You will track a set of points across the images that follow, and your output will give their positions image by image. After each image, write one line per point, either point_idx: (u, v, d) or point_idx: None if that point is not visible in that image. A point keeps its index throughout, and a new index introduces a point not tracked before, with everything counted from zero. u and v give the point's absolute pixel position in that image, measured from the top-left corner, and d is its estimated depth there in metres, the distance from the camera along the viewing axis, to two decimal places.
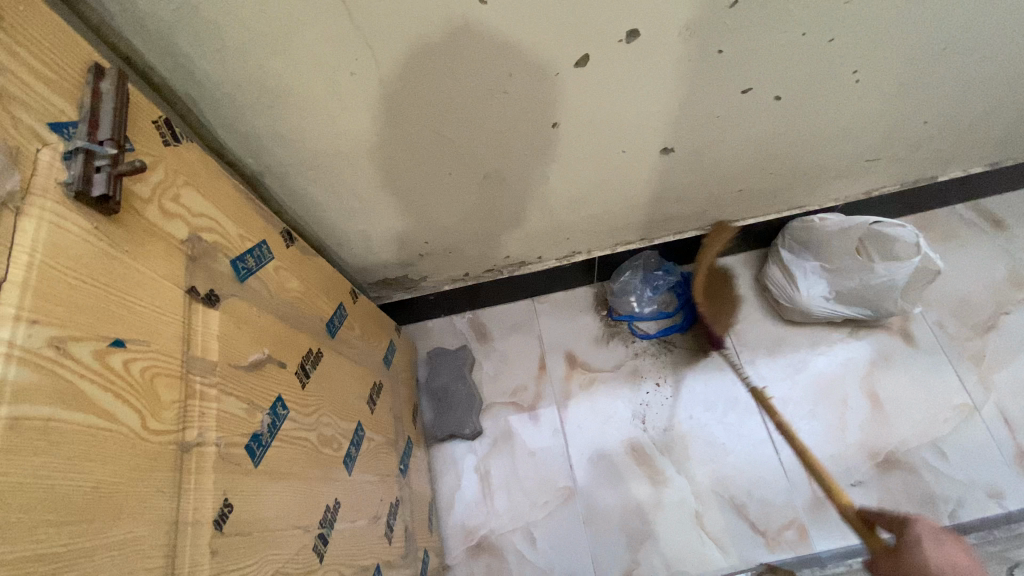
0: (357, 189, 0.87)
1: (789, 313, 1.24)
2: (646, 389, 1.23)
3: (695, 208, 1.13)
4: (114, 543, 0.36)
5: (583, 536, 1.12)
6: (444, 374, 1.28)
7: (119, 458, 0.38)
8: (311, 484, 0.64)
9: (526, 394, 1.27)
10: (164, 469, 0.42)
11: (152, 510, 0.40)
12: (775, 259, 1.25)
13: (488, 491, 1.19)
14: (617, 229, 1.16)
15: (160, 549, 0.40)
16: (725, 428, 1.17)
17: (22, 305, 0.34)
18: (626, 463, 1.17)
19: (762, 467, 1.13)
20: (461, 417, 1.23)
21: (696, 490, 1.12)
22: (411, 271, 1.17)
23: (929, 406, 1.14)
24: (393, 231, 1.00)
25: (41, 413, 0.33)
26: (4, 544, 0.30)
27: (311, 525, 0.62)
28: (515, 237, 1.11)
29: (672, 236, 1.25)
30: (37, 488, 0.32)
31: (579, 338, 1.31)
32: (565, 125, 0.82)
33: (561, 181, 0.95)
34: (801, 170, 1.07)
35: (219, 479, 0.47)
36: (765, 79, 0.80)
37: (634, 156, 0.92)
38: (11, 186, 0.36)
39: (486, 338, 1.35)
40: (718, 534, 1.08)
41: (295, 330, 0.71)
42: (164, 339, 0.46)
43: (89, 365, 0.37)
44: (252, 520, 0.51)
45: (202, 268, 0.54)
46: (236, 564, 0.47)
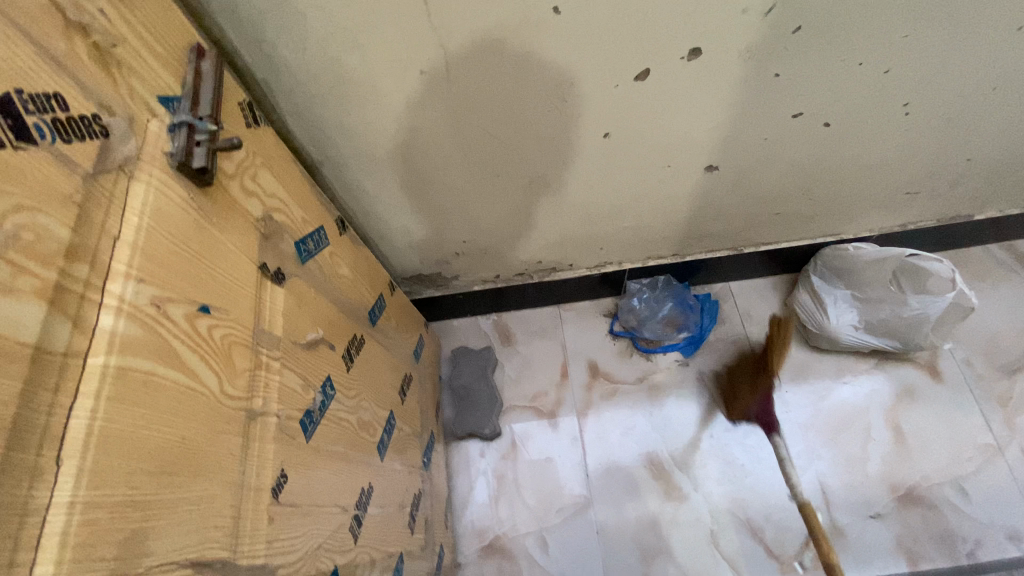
0: (407, 185, 0.90)
1: (815, 339, 1.24)
2: (667, 405, 1.24)
3: (731, 228, 1.14)
4: (191, 498, 0.37)
5: (596, 545, 1.12)
6: (467, 373, 1.29)
7: (199, 417, 0.40)
8: (350, 465, 0.65)
9: (546, 400, 1.28)
10: (235, 433, 0.44)
11: (224, 471, 0.42)
12: (805, 285, 1.25)
13: (504, 492, 1.19)
14: (651, 243, 1.17)
15: (229, 511, 0.41)
16: (746, 450, 1.17)
17: (131, 264, 0.35)
18: (643, 476, 1.17)
19: (779, 492, 1.13)
20: (482, 417, 1.24)
21: (712, 508, 1.12)
22: (445, 269, 1.19)
23: (952, 444, 1.14)
24: (433, 227, 1.02)
25: (143, 366, 0.35)
26: (105, 487, 0.31)
27: (348, 505, 0.63)
28: (550, 243, 1.12)
29: (704, 254, 1.26)
30: (136, 436, 0.33)
31: (603, 348, 1.32)
32: (616, 136, 0.83)
33: (603, 191, 0.96)
34: (840, 198, 1.08)
35: (278, 449, 0.49)
36: (817, 105, 0.82)
37: (678, 172, 0.93)
38: (127, 151, 0.38)
39: (510, 341, 1.36)
40: (732, 554, 1.08)
41: (343, 315, 0.73)
42: (240, 310, 0.48)
43: (180, 326, 0.39)
44: (301, 493, 0.52)
45: (271, 246, 0.56)
46: (287, 534, 0.49)
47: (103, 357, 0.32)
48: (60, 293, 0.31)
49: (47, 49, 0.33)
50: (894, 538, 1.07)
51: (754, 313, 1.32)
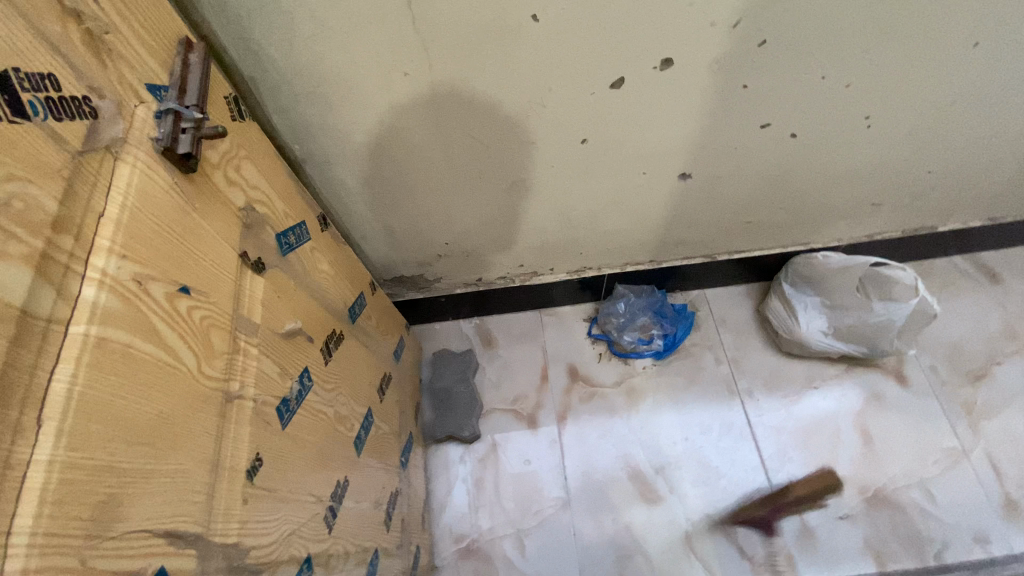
0: (390, 186, 0.92)
1: (787, 344, 1.28)
2: (644, 408, 1.26)
3: (706, 235, 1.18)
4: (166, 471, 0.38)
5: (573, 547, 1.12)
6: (448, 376, 1.30)
7: (177, 393, 0.40)
8: (326, 457, 0.66)
9: (526, 403, 1.29)
10: (212, 413, 0.45)
11: (200, 448, 0.42)
12: (777, 293, 1.30)
13: (482, 494, 1.20)
14: (629, 250, 1.20)
15: (203, 488, 0.42)
16: (719, 452, 1.20)
17: (115, 240, 0.37)
18: (621, 478, 1.18)
19: (752, 493, 1.15)
20: (461, 419, 1.25)
21: (687, 510, 1.14)
22: (427, 271, 1.20)
23: (918, 447, 1.17)
24: (416, 228, 1.04)
25: (123, 338, 0.36)
26: (83, 450, 0.32)
27: (323, 495, 0.64)
28: (531, 247, 1.14)
29: (679, 261, 1.28)
30: (114, 404, 0.34)
31: (582, 352, 1.35)
32: (594, 141, 0.86)
33: (582, 196, 0.99)
34: (809, 208, 1.12)
35: (253, 433, 0.49)
36: (784, 116, 0.86)
37: (654, 178, 0.96)
38: (115, 134, 0.39)
39: (491, 344, 1.38)
40: (706, 555, 1.10)
41: (323, 309, 0.75)
42: (220, 294, 0.49)
43: (161, 303, 0.40)
44: (276, 478, 0.53)
45: (253, 236, 0.58)
46: (261, 516, 0.49)
47: (84, 326, 0.33)
48: (46, 262, 0.32)
49: (43, 31, 0.35)
50: (863, 539, 1.09)
51: (729, 320, 1.36)
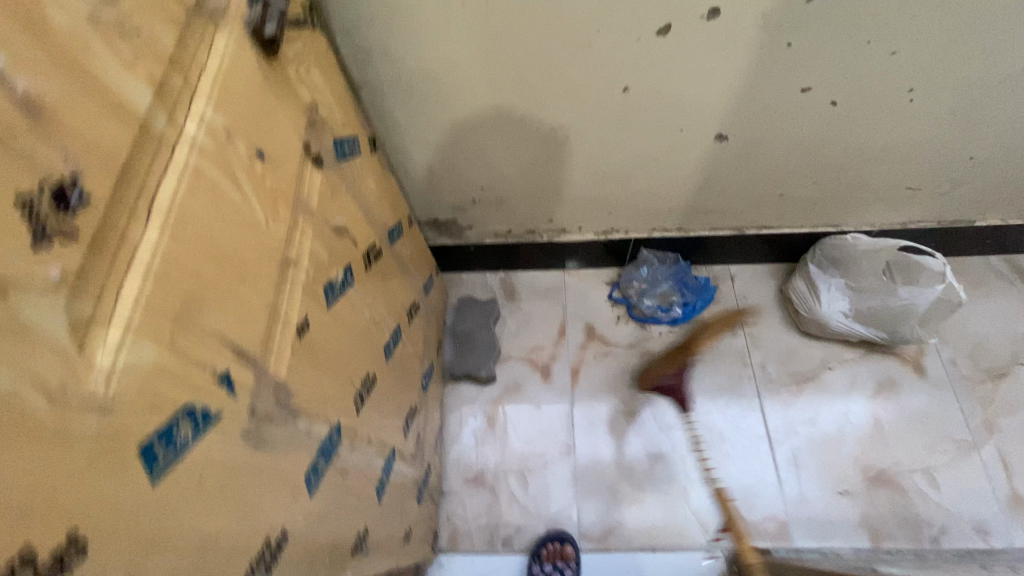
0: (435, 121, 0.96)
1: (806, 324, 1.29)
2: (656, 369, 1.30)
3: (737, 205, 1.19)
4: (236, 298, 0.44)
5: (574, 490, 1.18)
6: (470, 320, 1.36)
7: (247, 237, 0.46)
8: (358, 349, 0.72)
9: (542, 354, 1.34)
10: (272, 267, 0.51)
11: (261, 292, 0.48)
12: (802, 273, 1.30)
13: (493, 432, 1.26)
14: (659, 215, 1.22)
15: (262, 325, 0.48)
16: (726, 419, 1.23)
17: (212, 91, 0.43)
18: (626, 433, 1.23)
19: (754, 460, 1.18)
20: (479, 360, 1.31)
21: (688, 468, 1.18)
22: (461, 217, 1.24)
23: (927, 435, 1.18)
24: (456, 169, 1.08)
25: (212, 174, 0.42)
26: (181, 251, 0.38)
27: (354, 381, 0.70)
28: (564, 201, 1.18)
29: (707, 232, 1.29)
30: (203, 224, 0.40)
31: (601, 313, 1.38)
32: (635, 91, 0.89)
33: (618, 150, 1.02)
34: (842, 185, 1.13)
35: (303, 298, 0.56)
36: (826, 81, 0.87)
37: (691, 137, 0.99)
38: (217, 5, 0.45)
39: (514, 298, 1.43)
40: (701, 511, 1.14)
41: (367, 222, 0.80)
42: (286, 171, 0.55)
43: (240, 158, 0.46)
44: (317, 347, 0.59)
45: (315, 134, 0.63)
46: (304, 372, 0.55)
47: (186, 152, 0.39)
48: (161, 93, 0.38)
49: None
50: (860, 514, 1.12)
51: (751, 296, 1.37)
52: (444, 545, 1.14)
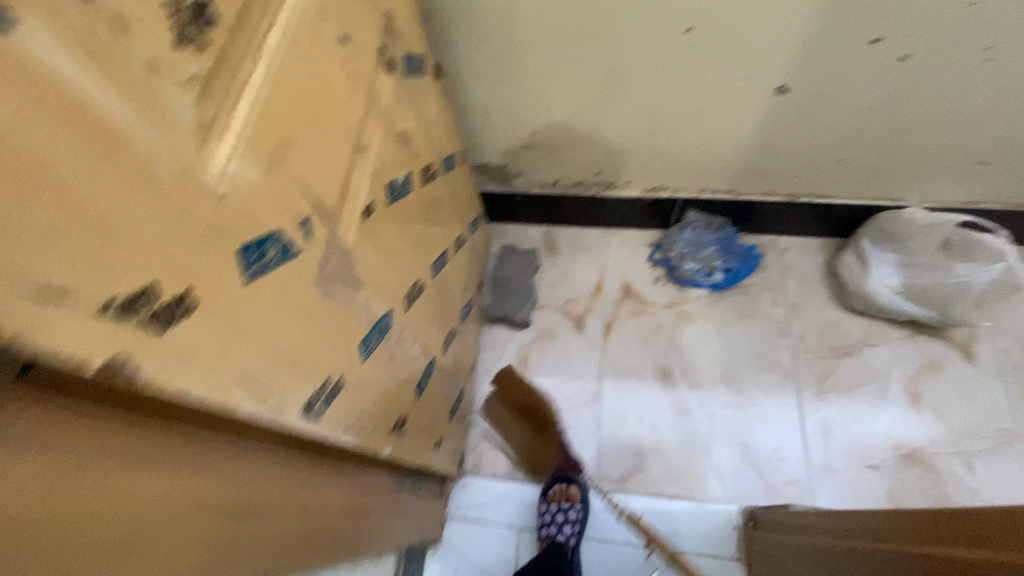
0: (497, 56, 0.99)
1: (851, 298, 1.26)
2: (691, 329, 1.30)
3: (791, 168, 1.17)
4: (318, 157, 0.49)
5: (596, 435, 1.20)
6: (511, 267, 1.40)
7: (328, 108, 0.51)
8: (405, 254, 0.77)
9: (576, 307, 1.36)
10: (346, 145, 0.55)
11: (336, 162, 0.53)
12: (853, 247, 1.27)
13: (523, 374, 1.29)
14: (709, 172, 1.21)
15: (334, 192, 0.53)
16: (758, 384, 1.22)
17: None
18: (654, 386, 1.24)
19: (781, 426, 1.18)
20: (517, 304, 1.35)
21: (713, 426, 1.19)
22: (511, 163, 1.26)
23: (969, 420, 1.15)
24: (512, 110, 1.11)
25: (306, 39, 0.47)
26: (279, 95, 0.43)
27: (401, 281, 0.75)
28: (615, 151, 1.19)
29: (758, 197, 1.27)
30: (296, 80, 0.45)
31: (640, 274, 1.37)
32: (698, 33, 0.90)
33: (675, 96, 1.02)
34: (906, 153, 1.09)
35: (367, 182, 0.61)
36: (898, 31, 0.85)
37: (751, 87, 0.98)
38: None
39: (554, 251, 1.43)
40: (722, 467, 1.15)
41: (426, 141, 0.85)
42: (363, 64, 0.59)
43: (328, 35, 0.51)
44: (374, 234, 0.64)
45: (389, 41, 0.68)
46: (361, 250, 0.61)
47: (288, 12, 0.44)
48: None
49: None
50: (887, 489, 1.10)
51: (796, 267, 1.34)
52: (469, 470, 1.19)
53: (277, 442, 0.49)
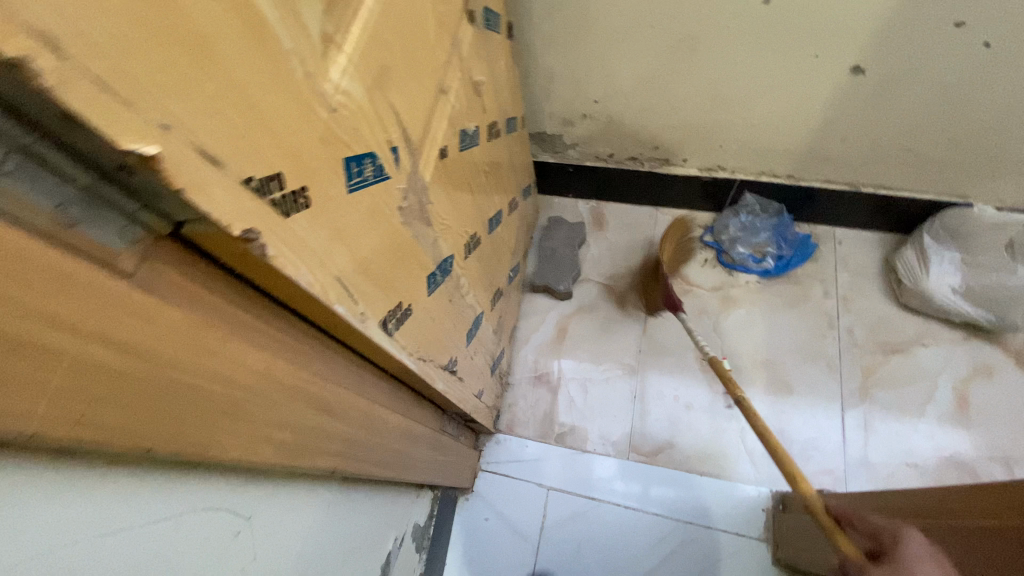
0: (568, 20, 0.99)
1: (907, 296, 1.22)
2: (736, 313, 1.28)
3: (856, 155, 1.14)
4: (409, 90, 0.52)
5: (629, 407, 1.22)
6: (557, 239, 1.39)
7: (421, 46, 0.54)
8: (466, 204, 0.80)
9: (620, 283, 1.36)
10: (431, 85, 0.58)
11: (423, 99, 0.56)
12: (914, 243, 1.22)
13: (561, 343, 1.31)
14: (769, 154, 1.19)
15: (419, 127, 0.56)
16: (799, 372, 1.21)
17: None
18: (691, 366, 1.24)
19: (820, 416, 1.16)
20: (560, 274, 1.35)
21: (749, 410, 1.18)
22: (568, 133, 1.27)
23: (1019, 430, 1.10)
24: (576, 77, 1.11)
25: None
26: (385, 24, 0.45)
27: (461, 229, 0.78)
28: (674, 126, 1.18)
29: (818, 184, 1.25)
30: (398, 12, 0.48)
31: (687, 254, 1.37)
32: (774, 6, 0.88)
33: (742, 72, 1.01)
34: (982, 147, 1.05)
35: (445, 125, 0.63)
36: (985, 15, 0.82)
37: (822, 66, 0.96)
38: None
39: (602, 226, 1.44)
40: (754, 450, 1.14)
41: (494, 98, 0.87)
42: (451, 10, 0.62)
43: None
44: (444, 177, 0.67)
45: None
46: (434, 189, 0.63)
47: None
48: None
49: None
50: None
51: (850, 260, 1.31)
52: (502, 427, 1.22)
53: (351, 353, 0.53)
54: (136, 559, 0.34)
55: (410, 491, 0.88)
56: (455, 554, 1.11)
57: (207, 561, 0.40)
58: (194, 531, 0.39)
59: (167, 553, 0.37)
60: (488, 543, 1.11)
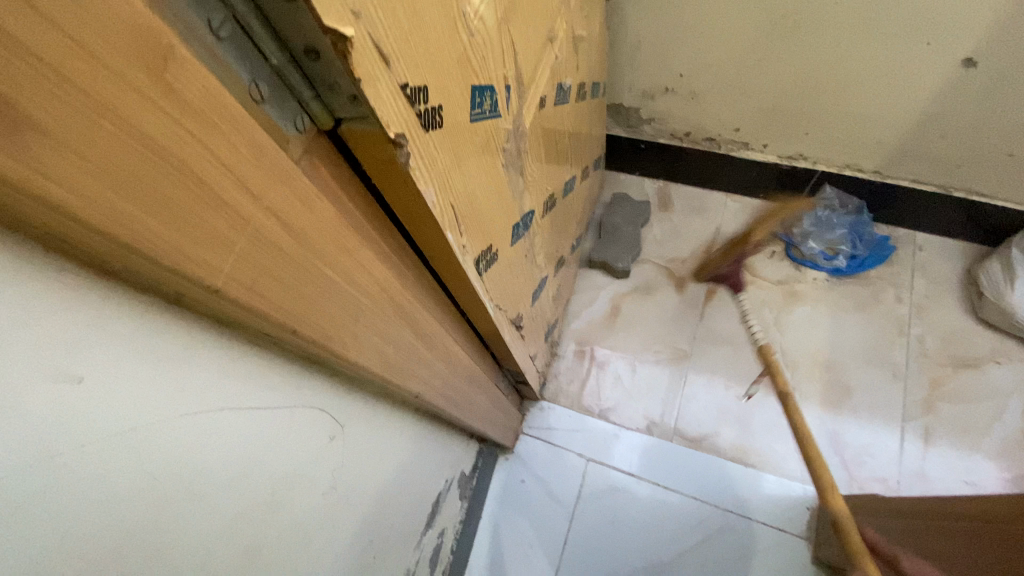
0: None
1: (986, 310, 1.15)
2: (799, 309, 1.24)
3: (955, 157, 1.06)
4: (526, 30, 0.52)
5: (677, 391, 1.20)
6: (621, 216, 1.37)
7: None
8: (550, 162, 0.79)
9: (680, 266, 1.34)
10: (543, 30, 0.58)
11: (534, 43, 0.56)
12: (1002, 256, 1.13)
13: (614, 319, 1.30)
14: (857, 147, 1.13)
15: (529, 71, 0.56)
16: (860, 376, 1.16)
17: None
18: (746, 357, 1.21)
19: (877, 422, 1.11)
20: (619, 252, 1.32)
21: (803, 408, 1.14)
22: (646, 107, 1.24)
23: None
24: (664, 48, 1.08)
25: None
26: None
27: (542, 187, 0.78)
28: (759, 109, 1.13)
29: (906, 184, 1.18)
30: None
31: (753, 244, 1.33)
32: None
33: (842, 55, 0.96)
34: None
35: (547, 74, 0.63)
36: None
37: (932, 55, 0.90)
38: None
39: (667, 208, 1.41)
40: (804, 448, 1.11)
41: (587, 59, 0.86)
42: None
43: None
44: (538, 128, 0.67)
45: None
46: (529, 139, 0.64)
47: None
48: None
49: None
50: None
51: (930, 267, 1.24)
52: (547, 395, 1.23)
53: (441, 286, 0.54)
54: (259, 437, 0.37)
55: (460, 438, 0.91)
56: (491, 509, 1.13)
57: (307, 455, 0.43)
58: (302, 426, 0.41)
59: (282, 439, 0.39)
60: (523, 502, 1.13)
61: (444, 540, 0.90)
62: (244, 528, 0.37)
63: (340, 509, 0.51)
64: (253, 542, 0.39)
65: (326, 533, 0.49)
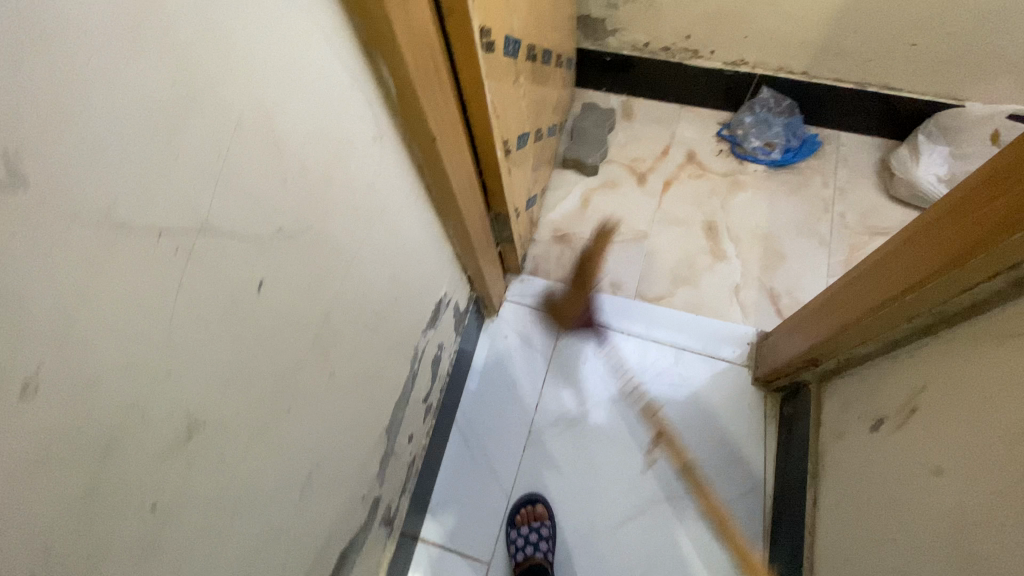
0: None
1: (897, 187, 1.37)
2: (743, 195, 1.44)
3: (866, 51, 1.28)
4: None
5: (640, 263, 1.37)
6: (590, 120, 1.53)
7: None
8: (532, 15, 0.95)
9: (641, 164, 1.51)
10: None
11: None
12: (909, 142, 1.36)
13: (585, 208, 1.46)
14: (789, 47, 1.33)
15: None
16: (793, 245, 1.36)
17: None
18: (698, 234, 1.40)
19: (807, 279, 1.32)
20: (589, 150, 1.48)
21: (745, 271, 1.34)
22: (611, 18, 1.40)
23: None
24: None
25: None
26: None
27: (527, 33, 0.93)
28: (707, 14, 1.31)
29: (829, 83, 1.39)
30: None
31: (704, 145, 1.52)
32: None
33: None
34: (977, 45, 1.18)
35: None
36: None
37: None
38: None
39: (630, 117, 1.59)
40: (747, 302, 1.30)
41: None
42: None
43: None
44: None
45: None
46: None
47: None
48: None
49: None
50: None
51: (851, 159, 1.46)
52: (526, 271, 1.38)
53: (451, 56, 0.68)
54: (333, 81, 0.50)
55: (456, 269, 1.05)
56: (479, 362, 1.27)
57: (359, 135, 0.56)
58: (357, 104, 0.55)
59: (344, 99, 0.52)
60: (507, 354, 1.27)
61: (441, 354, 1.04)
62: (325, 152, 0.51)
63: (377, 216, 0.64)
64: (328, 171, 0.52)
65: (369, 226, 0.63)
